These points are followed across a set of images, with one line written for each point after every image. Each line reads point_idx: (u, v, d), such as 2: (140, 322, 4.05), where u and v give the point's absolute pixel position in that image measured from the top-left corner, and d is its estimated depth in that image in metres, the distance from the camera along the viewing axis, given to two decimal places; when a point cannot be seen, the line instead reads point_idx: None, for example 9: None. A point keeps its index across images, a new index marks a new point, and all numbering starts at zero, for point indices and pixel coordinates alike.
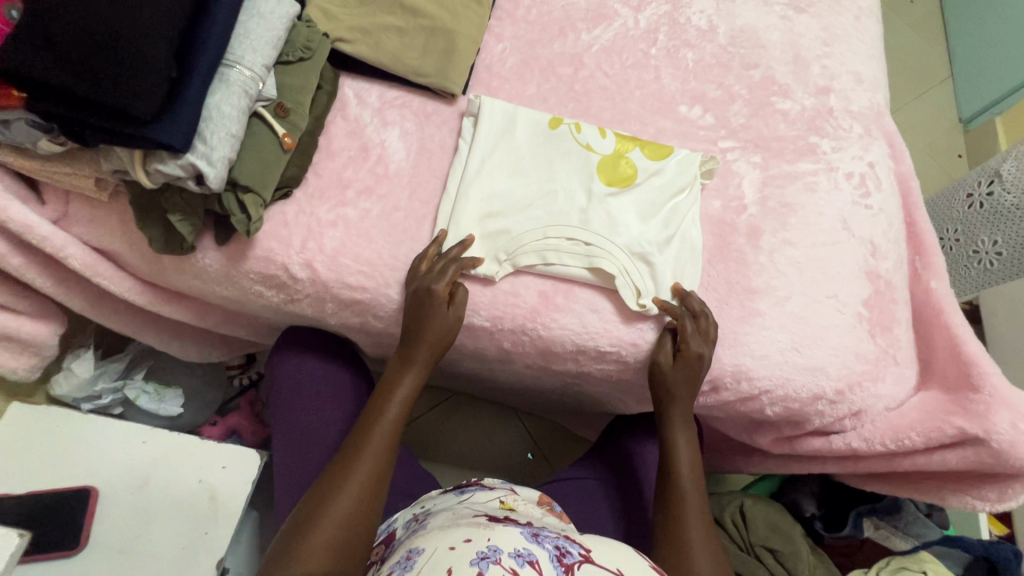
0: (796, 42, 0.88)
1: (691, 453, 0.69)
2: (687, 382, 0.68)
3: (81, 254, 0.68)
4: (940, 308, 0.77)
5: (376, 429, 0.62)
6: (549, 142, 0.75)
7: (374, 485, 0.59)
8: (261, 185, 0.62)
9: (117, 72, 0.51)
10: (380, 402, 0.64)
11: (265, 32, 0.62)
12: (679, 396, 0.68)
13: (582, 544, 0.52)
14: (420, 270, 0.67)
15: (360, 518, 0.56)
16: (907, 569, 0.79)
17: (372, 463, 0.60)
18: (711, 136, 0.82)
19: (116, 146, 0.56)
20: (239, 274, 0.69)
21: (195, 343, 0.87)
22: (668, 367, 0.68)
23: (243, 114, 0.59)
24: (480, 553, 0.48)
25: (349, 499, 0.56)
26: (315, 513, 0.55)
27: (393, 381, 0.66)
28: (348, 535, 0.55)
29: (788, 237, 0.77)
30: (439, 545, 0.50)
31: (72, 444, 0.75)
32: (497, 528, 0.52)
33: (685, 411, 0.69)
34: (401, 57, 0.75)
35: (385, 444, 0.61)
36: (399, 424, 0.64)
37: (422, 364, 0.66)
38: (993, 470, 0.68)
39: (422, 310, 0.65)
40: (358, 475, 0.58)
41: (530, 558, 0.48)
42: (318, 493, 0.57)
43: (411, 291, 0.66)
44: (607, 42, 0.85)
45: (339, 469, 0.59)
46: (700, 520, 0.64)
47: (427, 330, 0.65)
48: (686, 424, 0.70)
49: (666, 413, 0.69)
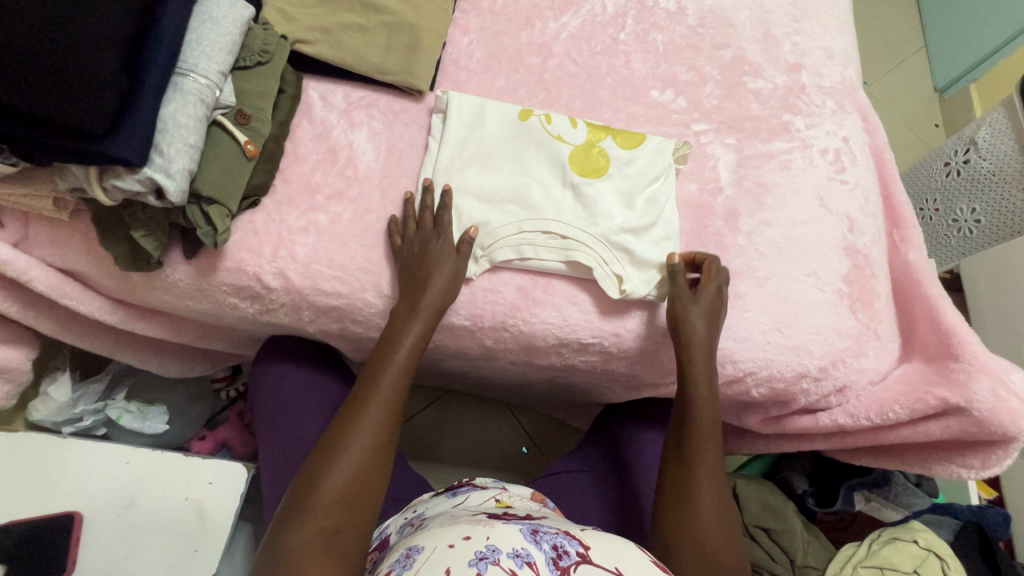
0: (765, 19, 0.87)
1: (709, 392, 0.66)
2: (708, 315, 0.66)
3: (46, 276, 0.66)
4: (919, 280, 0.77)
5: (379, 383, 0.60)
6: (519, 135, 0.74)
7: (380, 441, 0.57)
8: (227, 196, 0.61)
9: (62, 84, 0.49)
10: (383, 351, 0.62)
11: (218, 37, 0.60)
12: (697, 342, 0.66)
13: (581, 541, 0.51)
14: (409, 230, 0.67)
15: (366, 474, 0.56)
16: (899, 539, 0.80)
17: (376, 417, 0.58)
18: (684, 120, 0.81)
19: (70, 163, 0.54)
20: (212, 288, 0.67)
21: (175, 358, 0.86)
22: (689, 297, 0.66)
23: (200, 123, 0.58)
24: (479, 553, 0.47)
25: (353, 456, 0.56)
26: (320, 470, 0.55)
27: (401, 325, 0.63)
28: (356, 491, 0.55)
29: (766, 218, 0.76)
30: (439, 544, 0.50)
31: (51, 470, 0.73)
32: (496, 526, 0.51)
33: (707, 358, 0.66)
34: (364, 55, 0.74)
35: (393, 394, 0.60)
36: (403, 376, 0.61)
37: (428, 314, 0.63)
38: (977, 438, 0.68)
39: (426, 262, 0.65)
40: (362, 430, 0.57)
41: (528, 559, 0.47)
42: (322, 450, 0.56)
43: (411, 248, 0.66)
44: (575, 29, 0.84)
45: (343, 423, 0.58)
46: (712, 461, 0.64)
47: (430, 283, 0.64)
48: (709, 360, 0.67)
49: (684, 360, 0.66)
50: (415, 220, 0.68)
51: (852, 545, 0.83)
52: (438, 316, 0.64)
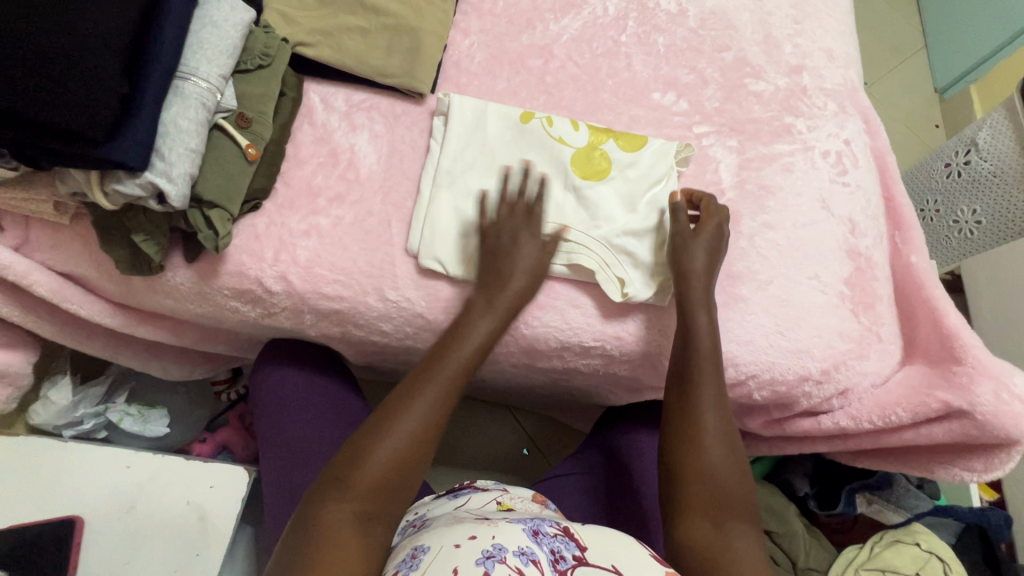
0: (766, 21, 0.87)
1: (709, 324, 0.65)
2: (709, 250, 0.67)
3: (47, 280, 0.66)
4: (920, 282, 0.77)
5: (438, 373, 0.58)
6: (520, 138, 0.74)
7: (424, 432, 0.56)
8: (227, 200, 0.61)
9: (63, 89, 0.49)
10: (448, 341, 0.61)
11: (219, 40, 0.60)
12: (697, 273, 0.66)
13: (579, 543, 0.52)
14: (500, 215, 0.67)
15: (405, 462, 0.55)
16: (901, 542, 0.80)
17: (428, 407, 0.57)
18: (686, 122, 0.81)
19: (71, 167, 0.54)
20: (213, 291, 0.67)
21: (175, 361, 0.86)
22: (690, 234, 0.68)
23: (201, 127, 0.58)
24: (485, 552, 0.48)
25: (397, 441, 0.55)
26: (363, 448, 0.54)
27: (476, 312, 0.63)
28: (394, 478, 0.54)
29: (767, 220, 0.76)
30: (445, 543, 0.50)
31: (52, 474, 0.73)
32: (500, 525, 0.52)
33: (705, 288, 0.66)
34: (365, 58, 0.73)
35: (451, 387, 0.58)
36: (461, 373, 0.59)
37: (498, 313, 0.63)
38: (979, 441, 0.68)
39: (506, 253, 0.65)
40: (411, 418, 0.56)
41: (533, 557, 0.48)
42: (370, 428, 0.56)
43: (499, 235, 0.66)
44: (576, 31, 0.84)
45: (395, 406, 0.57)
46: (715, 392, 0.62)
47: (512, 277, 0.64)
48: (710, 283, 0.66)
49: (685, 292, 0.66)
50: (494, 209, 0.68)
51: (854, 547, 0.83)
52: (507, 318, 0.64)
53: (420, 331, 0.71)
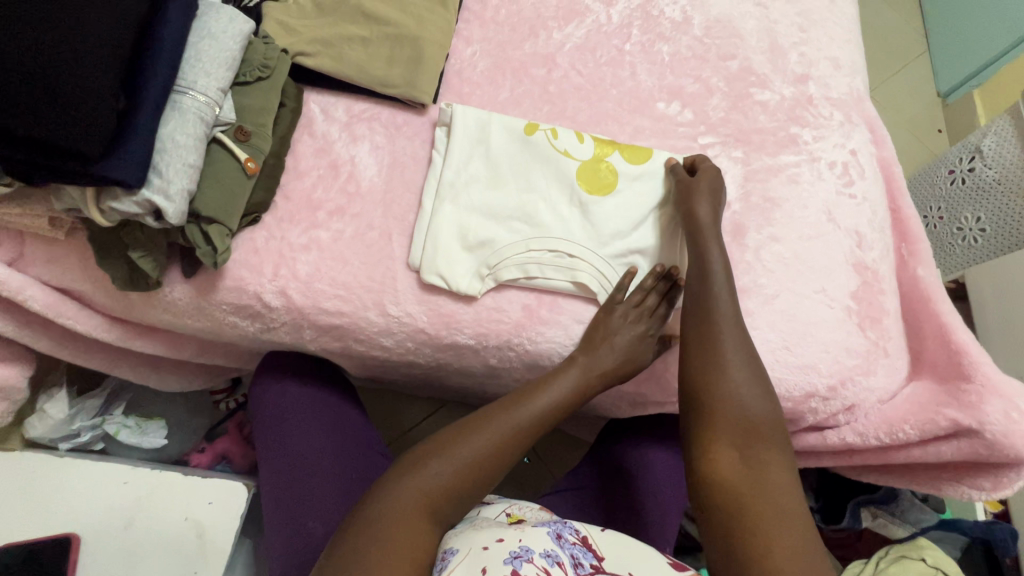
0: (771, 29, 0.86)
1: (721, 261, 0.64)
2: (712, 196, 0.68)
3: (42, 295, 0.64)
4: (928, 296, 0.76)
5: (523, 404, 0.62)
6: (525, 150, 0.72)
7: (497, 454, 0.59)
8: (226, 216, 0.60)
9: (58, 106, 0.48)
10: (537, 382, 0.64)
11: (218, 52, 0.59)
12: (703, 216, 0.66)
13: (596, 552, 0.54)
14: (636, 300, 0.68)
15: (476, 473, 0.57)
16: (907, 558, 0.79)
17: (506, 430, 0.60)
18: (690, 133, 0.80)
19: (66, 184, 0.53)
20: (211, 306, 0.66)
21: (173, 373, 0.85)
22: (691, 179, 0.69)
23: (199, 142, 0.56)
24: (513, 552, 0.50)
25: (472, 453, 0.58)
26: (441, 449, 0.58)
27: (572, 371, 0.65)
28: (461, 484, 0.56)
29: (773, 233, 0.75)
30: (473, 546, 0.52)
31: (48, 490, 0.72)
32: (526, 529, 0.54)
33: (715, 227, 0.66)
34: (366, 67, 0.72)
35: (525, 427, 0.61)
36: (546, 412, 0.62)
37: (587, 369, 0.65)
38: (988, 460, 0.68)
39: (606, 318, 0.67)
40: (489, 435, 0.59)
41: (557, 559, 0.51)
42: (452, 432, 0.60)
43: (619, 316, 0.67)
44: (580, 40, 0.83)
45: (478, 422, 0.60)
46: (735, 327, 0.60)
47: (609, 343, 0.65)
48: (715, 209, 0.67)
49: (694, 229, 0.66)
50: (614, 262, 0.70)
51: (859, 563, 0.82)
52: (597, 382, 0.65)
53: (421, 345, 0.70)
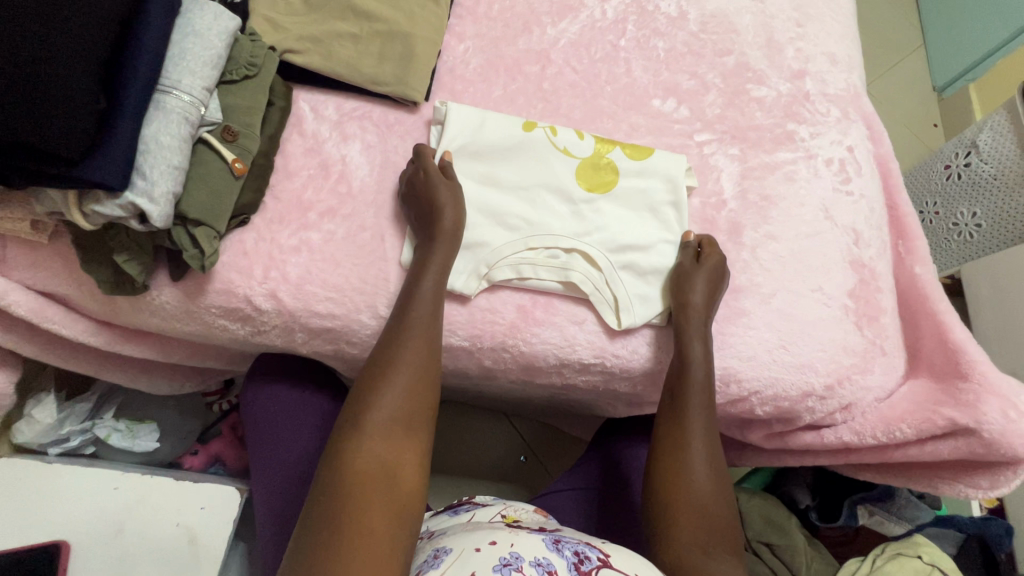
0: (768, 24, 0.85)
1: (704, 358, 0.64)
2: (709, 286, 0.66)
3: (26, 300, 0.63)
4: (926, 294, 0.76)
5: (420, 294, 0.60)
6: (523, 147, 0.71)
7: (423, 375, 0.58)
8: (214, 218, 0.59)
9: (36, 106, 0.47)
10: (413, 278, 0.62)
11: (203, 51, 0.58)
12: (694, 308, 0.65)
13: (601, 549, 0.52)
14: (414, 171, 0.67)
15: (418, 393, 0.57)
16: (903, 555, 0.79)
17: (419, 344, 0.58)
18: (687, 130, 0.79)
19: (48, 188, 0.51)
20: (200, 309, 0.65)
21: (164, 376, 0.83)
22: (691, 266, 0.68)
23: (185, 143, 0.55)
24: (503, 559, 0.48)
25: (402, 384, 0.56)
26: (368, 394, 0.56)
27: (426, 258, 0.62)
28: (409, 414, 0.56)
29: (770, 231, 0.75)
30: (466, 547, 0.50)
31: (38, 497, 0.71)
32: (520, 533, 0.52)
33: (703, 322, 0.65)
34: (356, 65, 0.71)
35: (430, 321, 0.60)
36: (437, 300, 0.61)
37: (447, 242, 0.63)
38: (984, 459, 0.67)
39: (428, 192, 0.64)
40: (407, 358, 0.57)
41: (550, 567, 0.48)
42: (370, 374, 0.57)
43: (410, 184, 0.66)
44: (574, 35, 0.82)
45: (390, 350, 0.58)
46: (704, 424, 0.63)
47: (442, 214, 0.63)
48: (707, 308, 0.66)
49: (681, 324, 0.65)
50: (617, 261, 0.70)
51: (856, 560, 0.82)
52: (457, 237, 0.64)
53: None
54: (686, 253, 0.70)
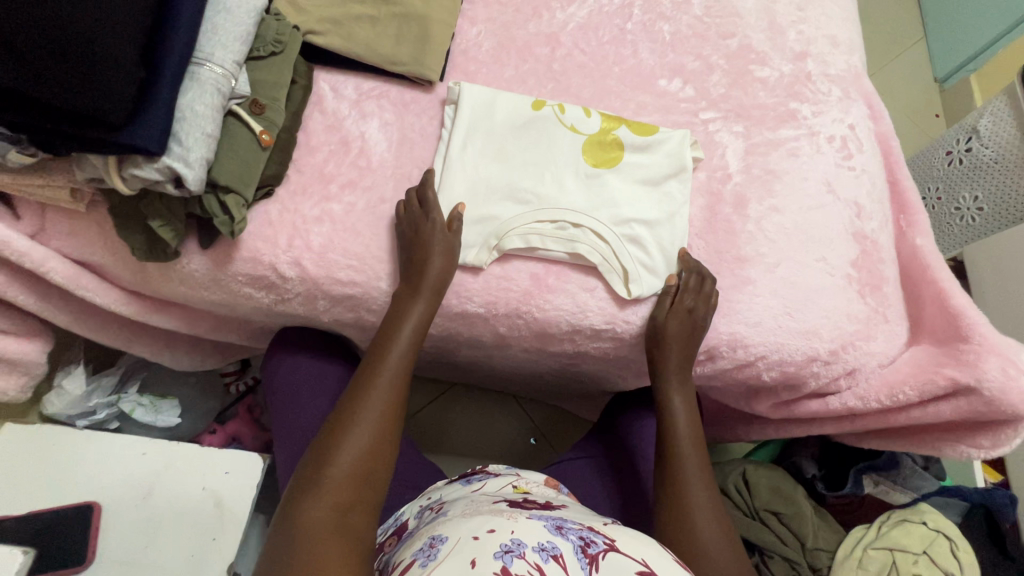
0: (770, 8, 0.88)
1: (688, 411, 0.69)
2: (684, 340, 0.68)
3: (63, 267, 0.66)
4: (927, 264, 0.78)
5: (391, 346, 0.63)
6: (534, 124, 0.75)
7: (386, 425, 0.58)
8: (243, 185, 0.62)
9: (81, 70, 0.50)
10: (390, 328, 0.64)
11: (233, 26, 0.61)
12: (671, 364, 0.69)
13: (606, 533, 0.51)
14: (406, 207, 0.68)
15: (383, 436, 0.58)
16: (908, 521, 0.81)
17: (388, 390, 0.60)
18: (692, 108, 0.81)
19: (89, 153, 0.55)
20: (227, 277, 0.68)
21: (188, 351, 0.86)
22: (664, 317, 0.69)
23: (217, 112, 0.59)
24: (504, 547, 0.47)
25: (369, 427, 0.57)
26: (334, 436, 0.56)
27: (400, 314, 0.64)
28: (370, 457, 0.56)
29: (774, 204, 0.77)
30: (463, 535, 0.49)
31: (70, 460, 0.74)
32: (519, 519, 0.50)
33: (679, 371, 0.70)
34: (375, 46, 0.74)
35: (400, 367, 0.62)
36: (409, 351, 0.63)
37: (430, 294, 0.65)
38: (984, 417, 0.69)
39: (419, 224, 0.66)
40: (375, 403, 0.59)
41: (554, 551, 0.46)
42: (339, 416, 0.58)
43: (405, 225, 0.67)
44: (583, 19, 0.84)
45: (355, 397, 0.59)
46: (697, 460, 0.66)
47: (427, 264, 0.65)
48: (683, 352, 0.69)
49: (660, 381, 0.70)
50: (625, 232, 0.72)
51: (861, 528, 0.84)
52: (439, 296, 0.66)
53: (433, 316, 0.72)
54: (666, 296, 0.70)
